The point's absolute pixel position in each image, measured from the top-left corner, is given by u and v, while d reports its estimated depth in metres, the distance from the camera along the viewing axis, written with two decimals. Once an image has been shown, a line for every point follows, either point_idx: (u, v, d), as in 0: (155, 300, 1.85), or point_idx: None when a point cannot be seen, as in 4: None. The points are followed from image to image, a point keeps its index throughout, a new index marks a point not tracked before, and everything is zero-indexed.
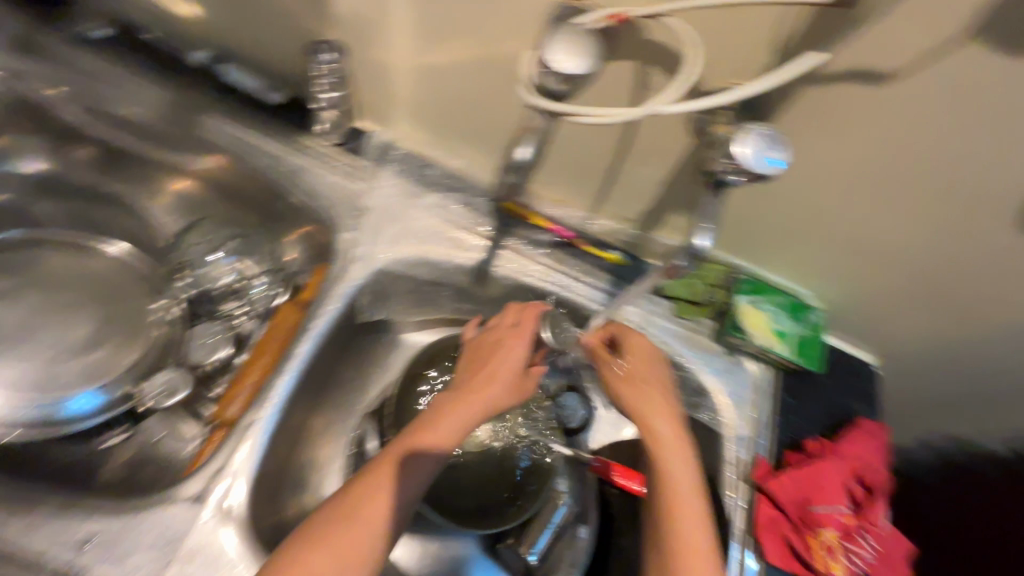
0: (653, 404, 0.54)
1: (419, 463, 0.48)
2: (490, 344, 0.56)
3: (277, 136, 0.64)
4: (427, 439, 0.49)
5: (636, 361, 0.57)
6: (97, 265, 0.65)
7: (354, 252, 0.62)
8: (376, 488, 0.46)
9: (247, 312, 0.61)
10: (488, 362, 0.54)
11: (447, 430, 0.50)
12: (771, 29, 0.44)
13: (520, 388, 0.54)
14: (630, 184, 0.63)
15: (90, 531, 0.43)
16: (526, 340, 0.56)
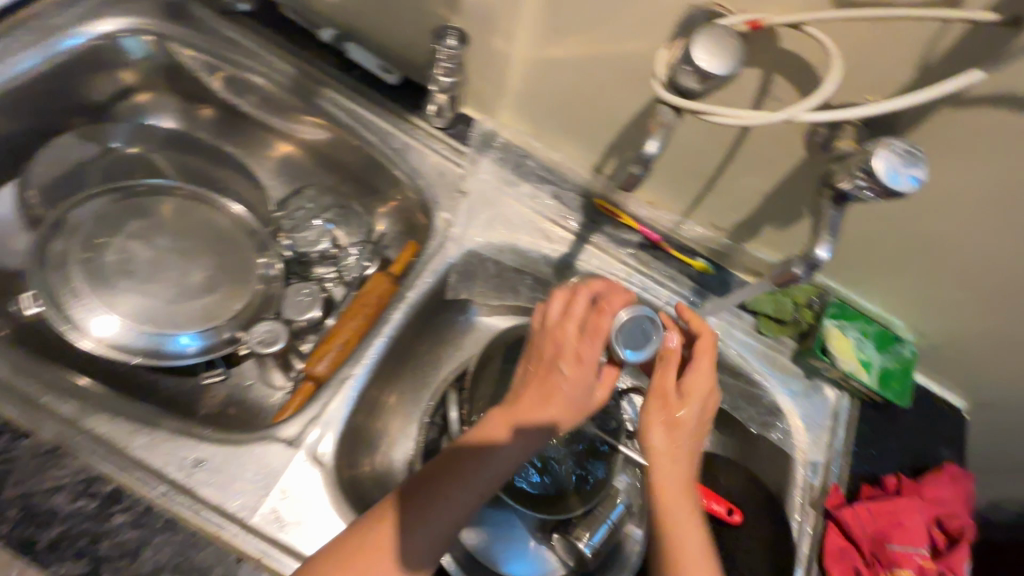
0: (680, 437, 0.51)
1: (420, 519, 0.45)
2: (557, 352, 0.51)
3: (390, 117, 0.68)
4: (451, 490, 0.46)
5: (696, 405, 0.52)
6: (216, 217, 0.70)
7: (449, 233, 0.66)
8: (381, 541, 0.44)
9: (337, 279, 0.70)
10: (553, 374, 0.50)
11: (492, 467, 0.47)
12: (925, 47, 0.40)
13: (581, 405, 0.51)
14: (730, 194, 0.60)
15: (202, 455, 0.49)
16: (592, 356, 0.51)
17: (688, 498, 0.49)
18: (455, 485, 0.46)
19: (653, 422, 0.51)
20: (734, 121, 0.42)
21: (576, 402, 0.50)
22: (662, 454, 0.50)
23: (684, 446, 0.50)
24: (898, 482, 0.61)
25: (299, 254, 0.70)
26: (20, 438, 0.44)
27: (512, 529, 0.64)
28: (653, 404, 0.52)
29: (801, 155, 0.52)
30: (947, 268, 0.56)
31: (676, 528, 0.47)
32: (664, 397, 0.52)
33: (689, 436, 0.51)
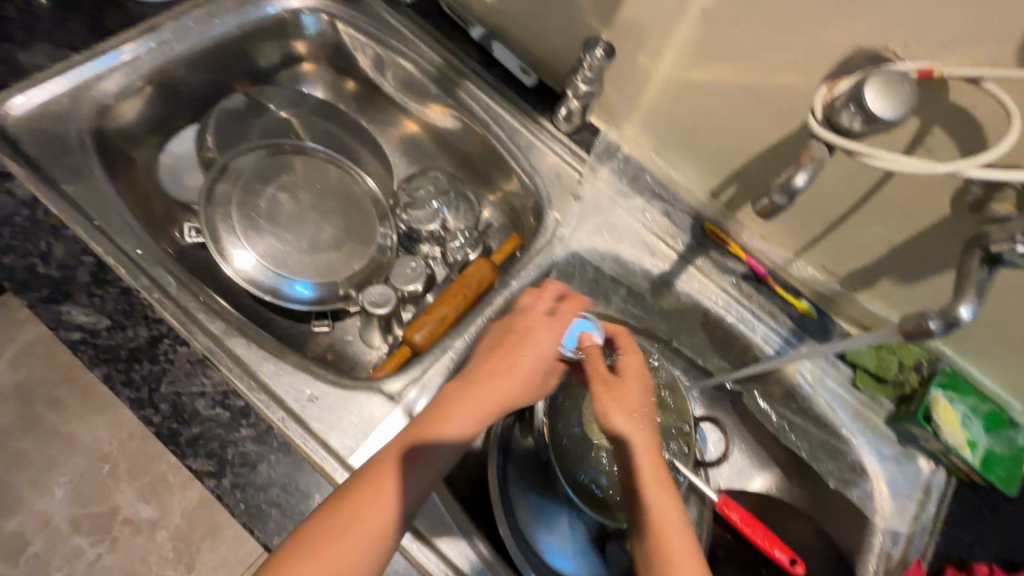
0: (635, 405, 0.48)
1: (390, 495, 0.43)
2: (517, 337, 0.51)
3: (520, 115, 0.72)
4: (417, 469, 0.45)
5: (633, 378, 0.50)
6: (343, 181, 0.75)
7: (558, 232, 0.68)
8: (357, 521, 0.41)
9: (440, 259, 0.76)
10: (510, 358, 0.50)
11: (455, 441, 0.47)
12: None
13: (539, 388, 0.51)
14: (849, 240, 0.59)
15: (315, 393, 0.55)
16: (558, 336, 0.51)
17: (658, 461, 0.46)
18: (420, 465, 0.46)
19: (608, 410, 0.47)
20: (893, 166, 0.41)
21: (536, 383, 0.50)
22: (629, 431, 0.46)
23: (639, 424, 0.47)
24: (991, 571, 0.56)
25: (411, 231, 0.76)
26: (180, 345, 0.51)
27: (564, 524, 0.64)
28: (602, 391, 0.49)
29: (944, 211, 0.50)
30: None
31: (656, 512, 0.43)
32: (612, 383, 0.50)
33: (643, 414, 0.48)
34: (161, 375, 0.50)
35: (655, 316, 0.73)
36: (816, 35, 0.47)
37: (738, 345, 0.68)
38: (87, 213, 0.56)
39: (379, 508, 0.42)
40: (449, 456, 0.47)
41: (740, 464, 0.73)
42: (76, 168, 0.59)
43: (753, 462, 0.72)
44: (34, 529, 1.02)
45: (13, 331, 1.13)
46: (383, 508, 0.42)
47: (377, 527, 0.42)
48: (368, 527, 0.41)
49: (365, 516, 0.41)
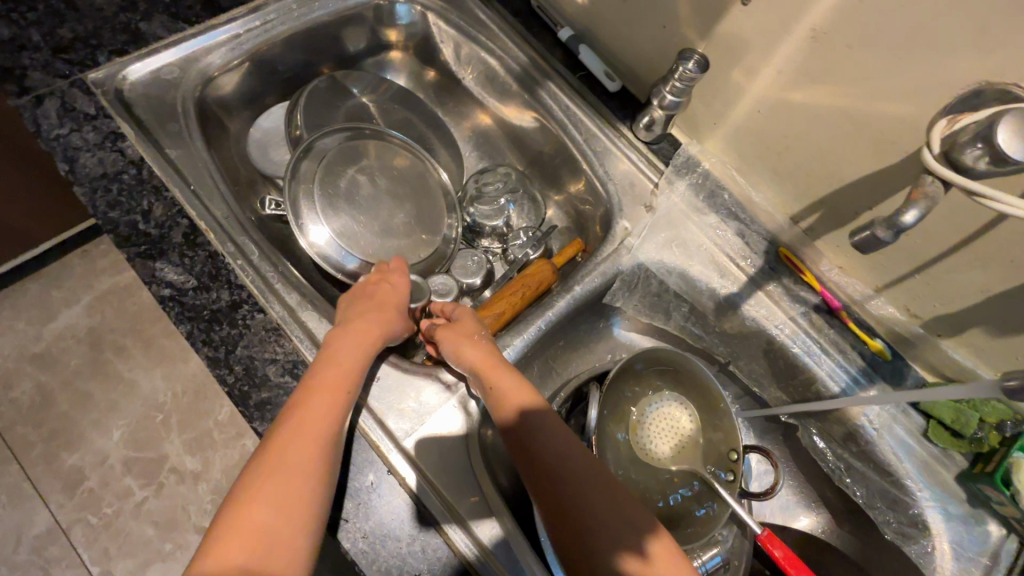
0: (476, 338, 0.59)
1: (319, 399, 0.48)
2: (382, 291, 0.61)
3: (600, 120, 0.72)
4: (325, 381, 0.49)
5: (468, 321, 0.61)
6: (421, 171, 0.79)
7: (626, 242, 0.68)
8: (298, 425, 0.45)
9: (500, 252, 0.81)
10: (374, 303, 0.59)
11: (346, 370, 0.51)
12: None
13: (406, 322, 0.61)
14: (940, 283, 0.56)
15: (382, 373, 0.58)
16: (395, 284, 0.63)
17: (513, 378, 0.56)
18: (325, 378, 0.50)
19: (456, 345, 0.58)
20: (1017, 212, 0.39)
21: (382, 301, 0.60)
22: (473, 356, 0.57)
23: (487, 346, 0.58)
24: None
25: (477, 224, 0.80)
26: (258, 311, 0.54)
27: None
28: (448, 332, 0.60)
29: None
30: None
31: (544, 432, 0.52)
32: (455, 326, 0.60)
33: (487, 339, 0.59)
34: (237, 339, 0.52)
35: (715, 337, 0.71)
36: (935, 66, 0.45)
37: (801, 378, 0.66)
38: (185, 177, 0.60)
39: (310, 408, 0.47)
40: (353, 372, 0.51)
41: (788, 500, 0.70)
42: (178, 134, 0.63)
43: (802, 500, 0.70)
44: (94, 464, 1.09)
45: (93, 279, 1.21)
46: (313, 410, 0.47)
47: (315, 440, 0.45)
48: (307, 427, 0.45)
49: (302, 416, 0.46)
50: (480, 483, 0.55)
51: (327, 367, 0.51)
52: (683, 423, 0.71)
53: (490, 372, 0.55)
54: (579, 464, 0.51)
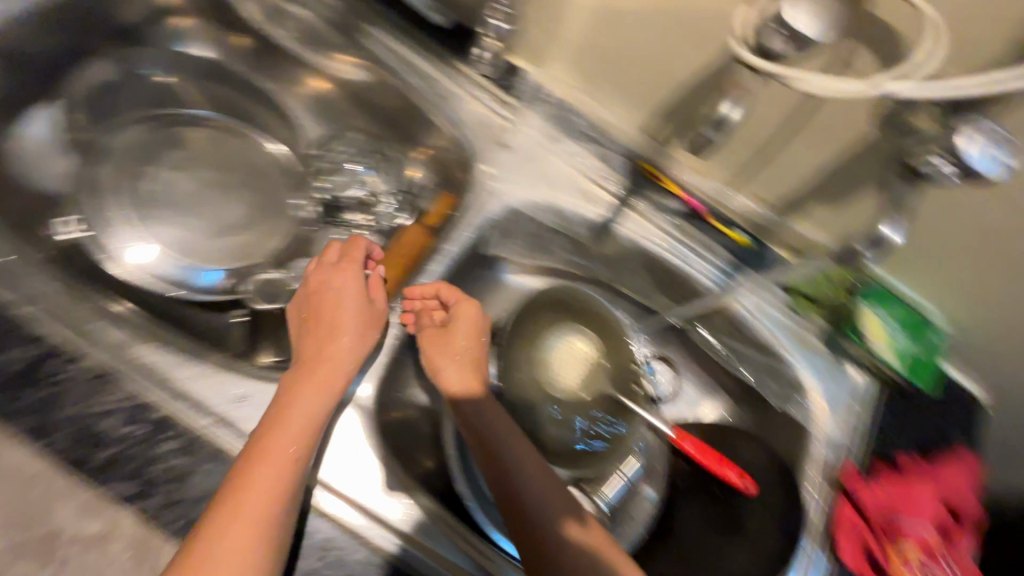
0: (457, 351, 0.60)
1: (279, 442, 0.46)
2: (335, 301, 0.57)
3: (438, 62, 0.66)
4: (282, 433, 0.46)
5: (461, 329, 0.60)
6: (257, 157, 0.72)
7: (490, 186, 0.65)
8: (247, 486, 0.43)
9: (374, 226, 0.71)
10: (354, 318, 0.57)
11: (301, 414, 0.48)
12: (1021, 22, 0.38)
13: (369, 332, 0.57)
14: (784, 167, 0.59)
15: (247, 391, 0.50)
16: (357, 290, 0.58)
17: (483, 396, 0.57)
18: (283, 428, 0.47)
19: (438, 358, 0.59)
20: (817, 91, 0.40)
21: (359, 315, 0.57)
22: (452, 374, 0.58)
23: (469, 360, 0.60)
24: (910, 462, 0.63)
25: (335, 198, 0.70)
26: (72, 362, 0.46)
27: None
28: (432, 337, 0.60)
29: (871, 131, 0.50)
30: (1008, 260, 0.54)
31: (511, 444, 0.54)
32: (438, 334, 0.60)
33: (470, 350, 0.60)
34: (53, 398, 0.44)
35: (600, 263, 0.73)
36: None
37: (681, 284, 0.69)
38: None
39: (274, 448, 0.45)
40: (313, 417, 0.49)
41: (691, 395, 0.76)
42: None
43: (700, 392, 0.75)
44: None
45: None
46: (276, 455, 0.45)
47: (266, 501, 0.43)
48: (259, 485, 0.43)
49: (258, 469, 0.44)
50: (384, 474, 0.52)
51: (284, 414, 0.48)
52: (586, 352, 0.71)
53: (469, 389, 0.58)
54: (536, 473, 0.53)
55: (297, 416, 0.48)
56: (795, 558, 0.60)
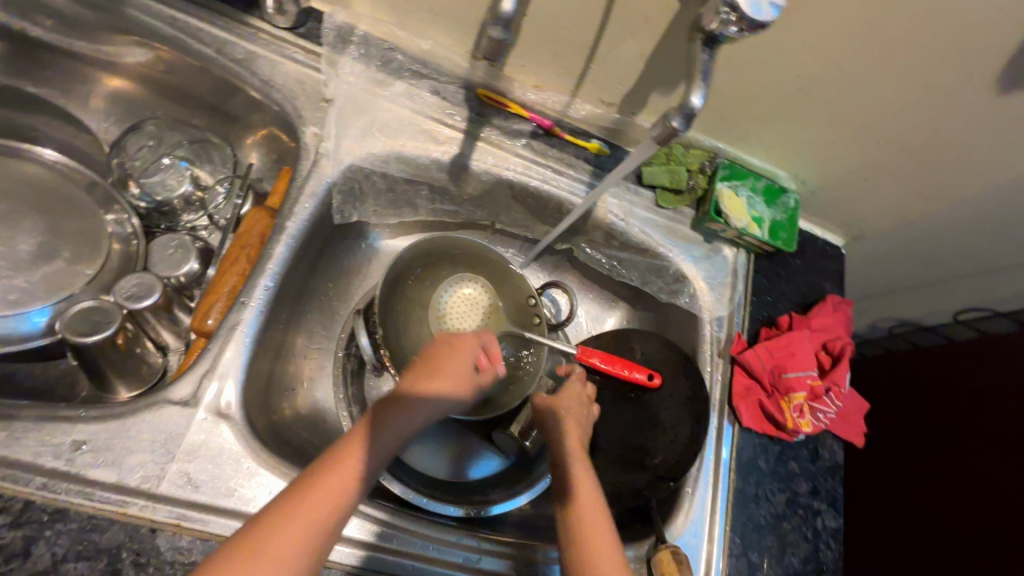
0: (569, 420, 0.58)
1: (349, 469, 0.44)
2: (450, 356, 0.53)
3: (222, 21, 0.58)
4: (354, 461, 0.44)
5: (571, 400, 0.60)
6: (44, 175, 0.62)
7: (321, 149, 0.59)
8: (307, 502, 0.41)
9: (210, 224, 0.65)
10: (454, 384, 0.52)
11: (378, 451, 0.46)
12: None
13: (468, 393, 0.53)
14: (611, 63, 0.57)
15: (81, 437, 0.44)
16: (475, 353, 0.54)
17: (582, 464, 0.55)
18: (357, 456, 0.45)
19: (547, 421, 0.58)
20: None
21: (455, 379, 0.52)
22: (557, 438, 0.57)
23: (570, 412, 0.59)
24: (790, 319, 0.67)
25: (155, 203, 0.63)
26: None
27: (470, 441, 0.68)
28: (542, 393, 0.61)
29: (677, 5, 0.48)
30: (827, 110, 0.56)
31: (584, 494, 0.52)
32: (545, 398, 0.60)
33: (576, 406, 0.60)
34: None
35: (468, 205, 0.70)
36: None
37: (551, 206, 0.67)
38: None
39: (338, 475, 0.43)
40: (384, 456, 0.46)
41: (592, 312, 0.79)
42: None
43: (602, 307, 0.78)
44: None
45: None
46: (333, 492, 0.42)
47: (313, 529, 0.41)
48: (319, 508, 0.41)
49: (322, 489, 0.42)
50: (274, 479, 0.47)
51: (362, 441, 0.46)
52: (477, 297, 0.70)
53: (570, 438, 0.56)
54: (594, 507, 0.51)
55: (367, 453, 0.45)
56: (705, 435, 0.63)
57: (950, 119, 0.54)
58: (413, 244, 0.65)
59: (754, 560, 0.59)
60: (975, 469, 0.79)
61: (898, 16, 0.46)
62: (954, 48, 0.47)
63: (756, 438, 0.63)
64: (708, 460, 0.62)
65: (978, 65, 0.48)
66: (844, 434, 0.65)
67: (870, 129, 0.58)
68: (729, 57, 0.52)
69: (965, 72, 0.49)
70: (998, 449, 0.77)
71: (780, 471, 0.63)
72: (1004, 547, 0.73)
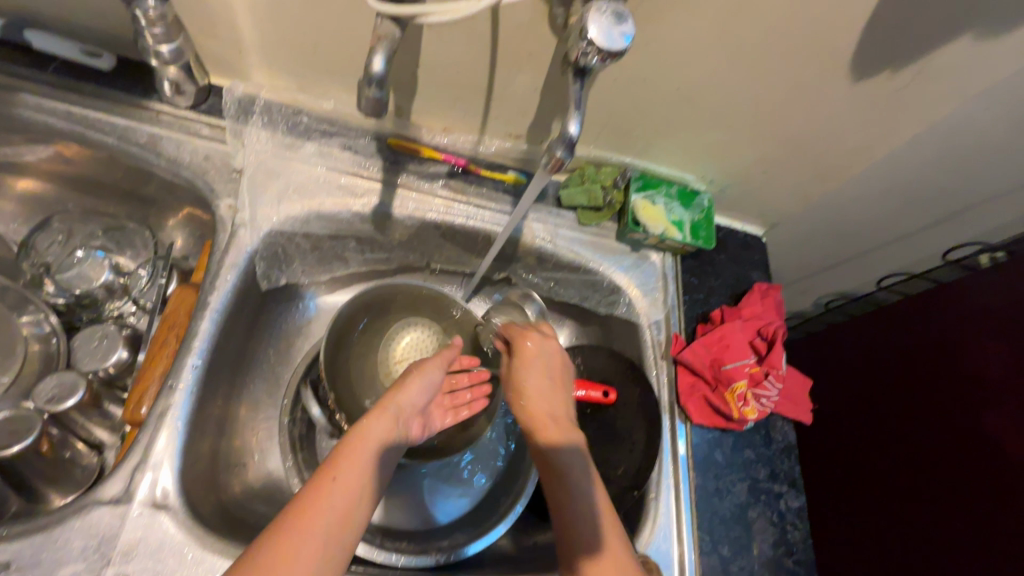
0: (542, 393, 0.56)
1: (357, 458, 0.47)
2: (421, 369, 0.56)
3: (120, 108, 0.58)
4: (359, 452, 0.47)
5: (533, 368, 0.57)
6: None
7: (238, 219, 0.59)
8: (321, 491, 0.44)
9: (137, 307, 0.64)
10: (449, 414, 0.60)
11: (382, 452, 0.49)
12: None
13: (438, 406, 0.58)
14: (509, 99, 0.60)
15: (6, 557, 0.42)
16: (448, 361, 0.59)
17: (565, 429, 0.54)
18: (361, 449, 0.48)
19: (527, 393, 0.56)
20: (445, 19, 0.40)
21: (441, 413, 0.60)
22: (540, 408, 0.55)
23: (557, 388, 0.57)
24: (722, 313, 0.70)
25: (75, 297, 0.61)
26: None
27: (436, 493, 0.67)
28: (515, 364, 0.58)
29: (553, 39, 0.51)
30: (711, 112, 0.60)
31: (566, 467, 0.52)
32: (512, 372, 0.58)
33: (556, 378, 0.57)
34: None
35: (400, 249, 0.71)
36: None
37: (478, 240, 0.69)
38: None
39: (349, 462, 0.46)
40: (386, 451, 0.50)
41: None
42: None
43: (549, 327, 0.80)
44: None
45: None
46: (325, 517, 0.42)
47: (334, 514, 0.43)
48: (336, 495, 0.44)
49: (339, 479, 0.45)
50: (220, 561, 0.46)
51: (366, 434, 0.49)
52: (425, 339, 0.70)
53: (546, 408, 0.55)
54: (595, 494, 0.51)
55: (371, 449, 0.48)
56: (661, 438, 0.64)
57: (822, 108, 0.59)
58: (355, 298, 0.65)
59: (724, 553, 0.60)
60: (920, 423, 0.83)
61: (752, 26, 0.49)
62: (807, 45, 0.51)
63: (708, 433, 0.65)
64: (667, 463, 0.63)
65: (829, 57, 0.53)
66: (790, 414, 0.67)
67: (754, 125, 0.62)
68: (610, 76, 0.55)
69: (821, 66, 0.53)
70: (935, 401, 0.81)
71: (737, 461, 0.64)
72: (957, 493, 0.76)
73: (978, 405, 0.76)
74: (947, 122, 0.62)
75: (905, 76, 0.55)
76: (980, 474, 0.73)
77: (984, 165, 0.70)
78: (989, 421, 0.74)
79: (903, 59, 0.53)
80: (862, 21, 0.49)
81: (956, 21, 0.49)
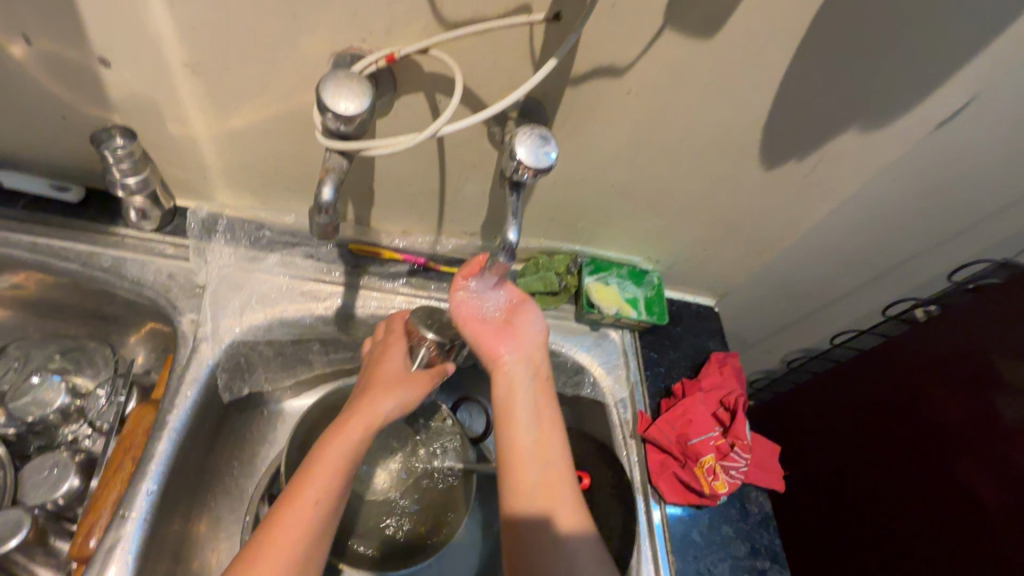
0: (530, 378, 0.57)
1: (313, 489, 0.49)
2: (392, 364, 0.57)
3: (86, 236, 0.61)
4: (312, 484, 0.49)
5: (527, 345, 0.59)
6: None
7: (200, 333, 0.60)
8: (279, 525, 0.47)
9: (93, 430, 0.62)
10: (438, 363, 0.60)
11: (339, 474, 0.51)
12: (522, 65, 0.48)
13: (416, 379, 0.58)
14: (462, 202, 0.64)
15: None
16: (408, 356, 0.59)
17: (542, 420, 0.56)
18: (319, 478, 0.50)
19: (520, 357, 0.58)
20: (387, 151, 0.44)
21: (435, 362, 0.60)
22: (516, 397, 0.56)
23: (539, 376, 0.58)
24: (683, 385, 0.71)
25: (28, 425, 0.60)
26: None
27: None
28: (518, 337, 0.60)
29: (494, 152, 0.57)
30: (646, 202, 0.65)
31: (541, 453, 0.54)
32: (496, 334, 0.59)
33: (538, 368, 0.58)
34: None
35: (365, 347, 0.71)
36: (297, 58, 0.47)
37: None
38: None
39: (304, 493, 0.49)
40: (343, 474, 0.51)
41: None
42: None
43: None
44: None
45: None
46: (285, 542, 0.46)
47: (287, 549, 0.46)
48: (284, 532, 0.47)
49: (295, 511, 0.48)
50: None
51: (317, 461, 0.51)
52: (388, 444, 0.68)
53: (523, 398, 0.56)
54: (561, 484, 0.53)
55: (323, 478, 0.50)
56: (638, 520, 0.63)
57: (743, 193, 0.65)
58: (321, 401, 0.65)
59: None
60: (891, 480, 0.83)
61: (666, 132, 0.56)
62: (716, 145, 0.58)
63: (684, 511, 0.64)
64: (645, 546, 0.62)
65: (739, 153, 0.59)
66: (763, 483, 0.67)
67: (687, 211, 0.67)
68: (550, 178, 0.61)
69: (735, 159, 0.60)
70: (900, 455, 0.83)
71: (716, 539, 0.64)
72: (932, 551, 0.76)
73: (940, 456, 0.77)
74: (858, 195, 0.69)
75: (810, 163, 0.61)
76: (950, 530, 0.74)
77: (900, 229, 0.77)
78: (949, 472, 0.75)
79: (806, 148, 0.60)
80: (761, 121, 0.56)
81: (842, 116, 0.56)
